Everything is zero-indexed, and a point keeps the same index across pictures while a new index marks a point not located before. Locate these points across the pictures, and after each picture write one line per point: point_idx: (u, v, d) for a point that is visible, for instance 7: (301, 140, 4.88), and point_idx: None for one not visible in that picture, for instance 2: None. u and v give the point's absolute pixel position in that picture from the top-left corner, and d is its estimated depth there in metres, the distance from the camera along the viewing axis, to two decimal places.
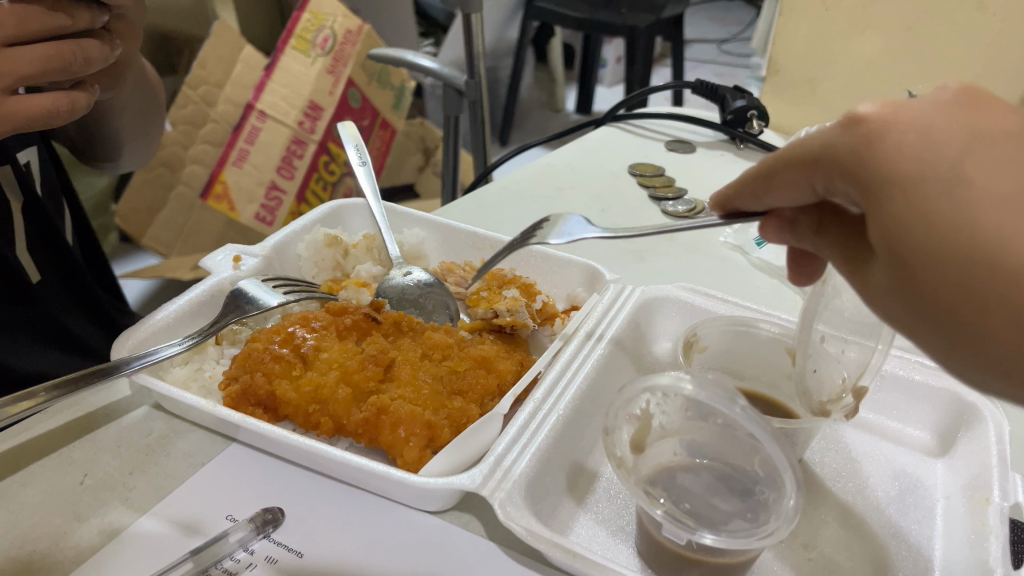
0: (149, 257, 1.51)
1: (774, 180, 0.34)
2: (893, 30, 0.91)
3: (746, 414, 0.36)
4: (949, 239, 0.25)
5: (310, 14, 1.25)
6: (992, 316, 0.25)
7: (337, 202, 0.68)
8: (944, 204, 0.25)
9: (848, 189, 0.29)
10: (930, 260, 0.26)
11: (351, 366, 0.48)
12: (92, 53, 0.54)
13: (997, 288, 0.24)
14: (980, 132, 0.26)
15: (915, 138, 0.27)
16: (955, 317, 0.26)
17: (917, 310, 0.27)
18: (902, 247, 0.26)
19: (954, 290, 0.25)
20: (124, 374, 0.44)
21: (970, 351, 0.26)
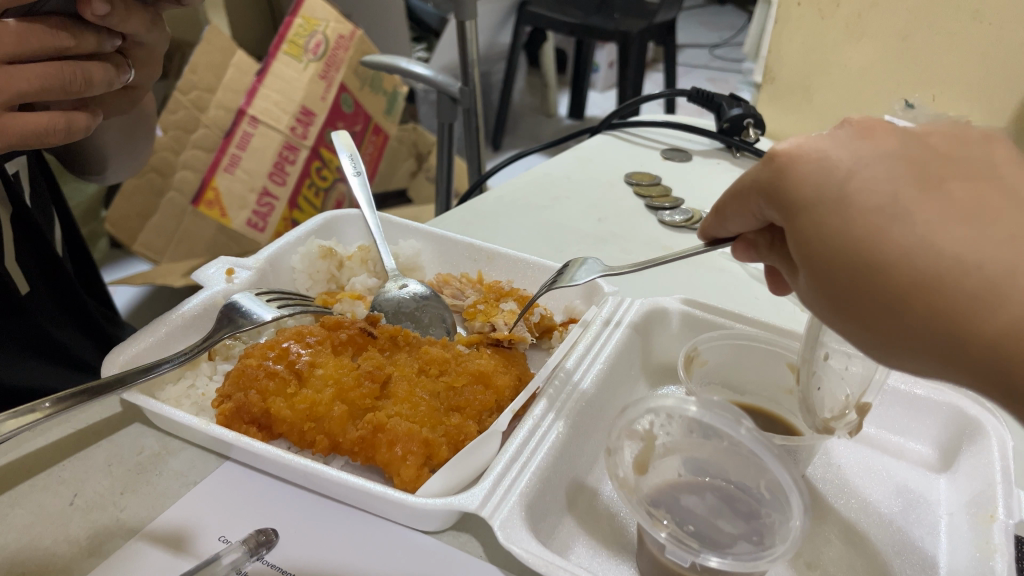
0: (139, 264, 1.49)
1: (725, 212, 0.39)
2: (887, 38, 0.91)
3: (752, 436, 0.35)
4: (838, 248, 0.31)
5: (302, 19, 1.25)
6: (874, 303, 0.30)
7: (331, 212, 0.67)
8: (835, 219, 0.31)
9: (770, 212, 0.35)
10: (832, 265, 0.31)
11: (346, 383, 0.47)
12: (93, 74, 0.54)
13: (875, 283, 0.30)
14: (866, 153, 0.32)
15: (816, 167, 0.32)
16: (862, 308, 0.31)
17: (836, 307, 0.32)
18: (815, 258, 0.32)
19: (844, 286, 0.31)
20: (121, 389, 0.43)
21: (866, 333, 0.31)
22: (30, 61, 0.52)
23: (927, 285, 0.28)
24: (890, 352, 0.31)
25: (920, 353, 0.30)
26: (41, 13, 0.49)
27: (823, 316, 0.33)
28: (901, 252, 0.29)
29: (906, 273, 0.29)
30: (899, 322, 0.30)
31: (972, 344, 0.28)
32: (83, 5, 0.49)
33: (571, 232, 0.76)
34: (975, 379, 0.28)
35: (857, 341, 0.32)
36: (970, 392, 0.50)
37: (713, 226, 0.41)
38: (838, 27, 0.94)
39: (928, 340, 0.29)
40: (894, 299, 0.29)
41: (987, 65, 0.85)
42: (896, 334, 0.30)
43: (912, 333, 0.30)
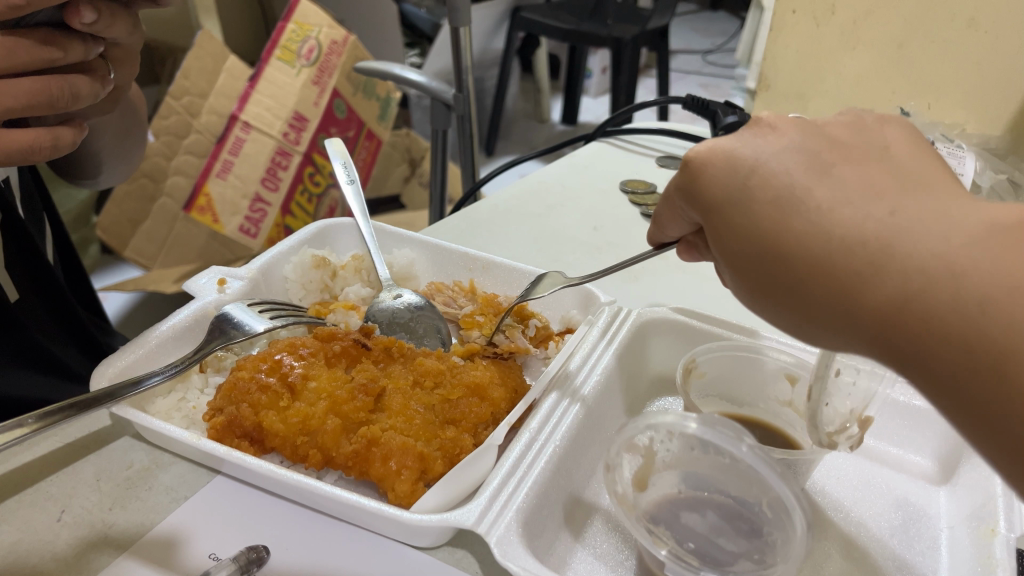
0: (130, 270, 1.48)
1: (660, 221, 0.42)
2: (882, 47, 0.90)
3: (753, 453, 0.35)
4: (751, 241, 0.35)
5: (294, 24, 1.24)
6: (784, 285, 0.34)
7: (325, 221, 0.66)
8: (745, 216, 0.35)
9: (692, 212, 0.38)
10: (749, 256, 0.35)
11: (340, 396, 0.46)
12: (80, 88, 0.54)
13: (783, 268, 0.34)
14: (766, 150, 0.36)
15: (724, 168, 0.36)
16: (780, 293, 0.34)
17: (755, 293, 0.36)
18: (735, 250, 0.35)
19: (761, 273, 0.35)
20: (109, 403, 0.42)
21: (781, 313, 0.35)
22: (16, 77, 0.51)
23: (822, 263, 0.32)
24: (803, 330, 0.34)
25: (828, 329, 0.33)
26: (29, 25, 0.49)
27: (743, 301, 0.37)
28: (799, 239, 0.33)
29: (806, 255, 0.33)
30: (808, 302, 0.33)
31: (865, 313, 0.32)
32: (72, 14, 0.49)
33: (567, 239, 0.75)
34: (872, 344, 0.32)
35: (774, 319, 0.36)
36: None
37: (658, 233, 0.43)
38: (833, 35, 0.94)
39: (833, 317, 0.33)
40: (798, 281, 0.33)
41: (983, 74, 0.85)
42: (805, 310, 0.34)
43: (819, 311, 0.33)
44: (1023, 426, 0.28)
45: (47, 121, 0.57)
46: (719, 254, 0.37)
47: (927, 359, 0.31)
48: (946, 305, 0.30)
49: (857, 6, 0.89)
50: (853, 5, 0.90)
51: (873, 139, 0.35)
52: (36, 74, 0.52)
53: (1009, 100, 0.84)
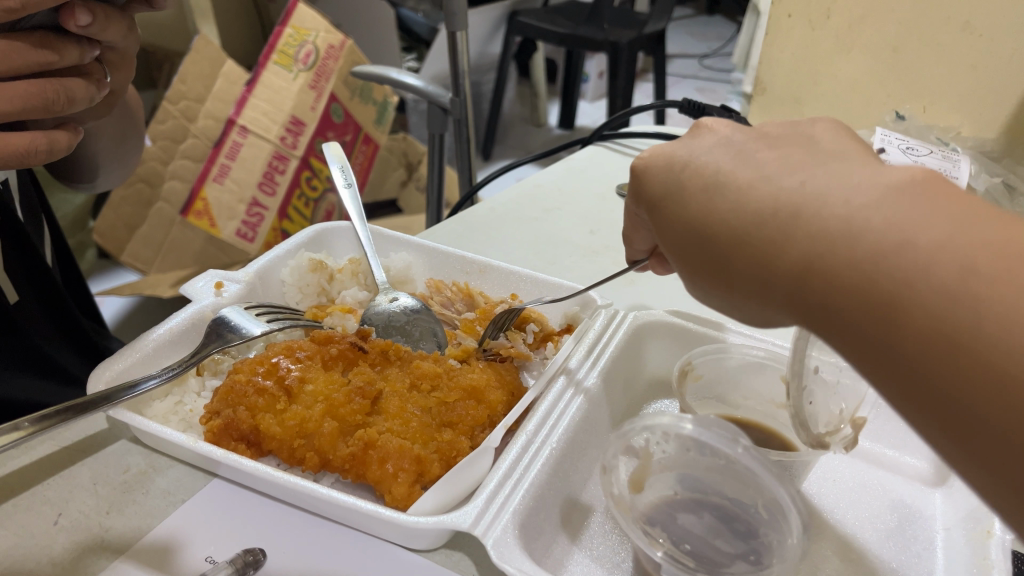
0: (127, 274, 1.48)
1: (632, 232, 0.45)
2: (878, 52, 0.91)
3: (749, 455, 0.35)
4: (685, 223, 0.36)
5: (292, 29, 1.26)
6: (714, 264, 0.35)
7: (322, 224, 0.66)
8: (679, 204, 0.37)
9: (643, 210, 0.41)
10: (684, 237, 0.36)
11: (337, 399, 0.46)
12: (75, 92, 0.54)
13: (711, 246, 0.35)
14: (703, 146, 0.38)
15: (666, 163, 0.38)
16: (711, 272, 0.35)
17: (695, 276, 0.36)
18: (676, 235, 0.37)
19: (699, 256, 0.36)
20: (106, 407, 0.42)
21: (718, 294, 0.35)
22: (11, 81, 0.51)
23: (742, 234, 0.33)
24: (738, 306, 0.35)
25: (756, 301, 0.33)
26: (23, 29, 0.49)
27: (685, 284, 0.38)
28: (722, 216, 0.34)
29: (728, 229, 0.34)
30: (738, 279, 0.34)
31: (780, 278, 0.31)
32: (67, 16, 0.49)
33: (564, 243, 0.76)
34: (792, 309, 0.32)
35: (711, 300, 0.36)
36: None
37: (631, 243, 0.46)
38: (829, 39, 0.94)
39: (760, 290, 0.33)
40: (724, 257, 0.34)
41: (978, 78, 0.85)
42: (733, 284, 0.34)
43: (745, 284, 0.34)
44: (924, 369, 0.27)
45: (44, 124, 0.57)
46: (666, 244, 0.38)
47: (834, 315, 0.30)
48: (842, 263, 0.29)
49: (852, 10, 0.90)
50: (848, 9, 0.90)
51: (868, 145, 0.35)
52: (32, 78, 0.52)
53: (1003, 103, 0.84)
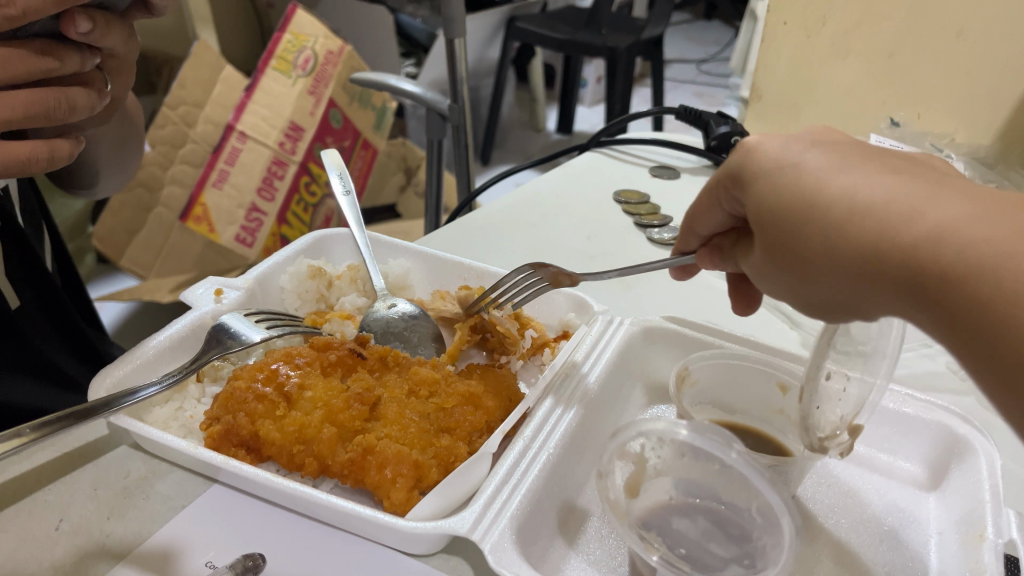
0: (126, 280, 1.48)
1: (696, 219, 0.43)
2: (872, 59, 0.91)
3: (742, 459, 0.37)
4: (782, 202, 0.34)
5: (290, 35, 1.26)
6: (773, 253, 0.35)
7: (320, 231, 0.67)
8: (781, 181, 0.35)
9: (729, 192, 0.39)
10: (778, 215, 0.34)
11: (336, 405, 0.47)
12: (77, 100, 0.54)
13: (809, 226, 0.33)
14: (803, 143, 0.36)
15: (769, 147, 0.37)
16: (803, 254, 0.34)
17: (782, 259, 0.35)
18: (767, 215, 0.35)
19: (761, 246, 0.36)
20: (106, 413, 0.42)
21: (779, 283, 0.36)
22: (13, 89, 0.51)
23: (795, 223, 0.33)
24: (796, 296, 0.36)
25: (848, 285, 0.32)
26: (25, 36, 0.49)
27: (773, 271, 0.36)
28: (832, 195, 0.32)
29: (781, 216, 0.34)
30: (794, 268, 0.34)
31: (834, 266, 0.32)
32: (67, 24, 0.50)
33: (560, 249, 0.76)
34: (849, 298, 0.32)
35: (794, 287, 0.35)
36: (958, 412, 0.51)
37: (685, 240, 0.46)
38: (824, 46, 0.95)
39: (812, 279, 0.34)
40: (823, 239, 0.32)
41: (969, 85, 0.86)
42: (829, 267, 0.32)
43: (839, 267, 0.32)
44: None
45: (45, 134, 0.58)
46: (754, 226, 0.36)
47: (892, 299, 0.31)
48: (966, 251, 0.28)
49: (846, 17, 0.90)
50: (842, 17, 0.91)
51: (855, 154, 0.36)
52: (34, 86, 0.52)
53: (997, 108, 0.85)
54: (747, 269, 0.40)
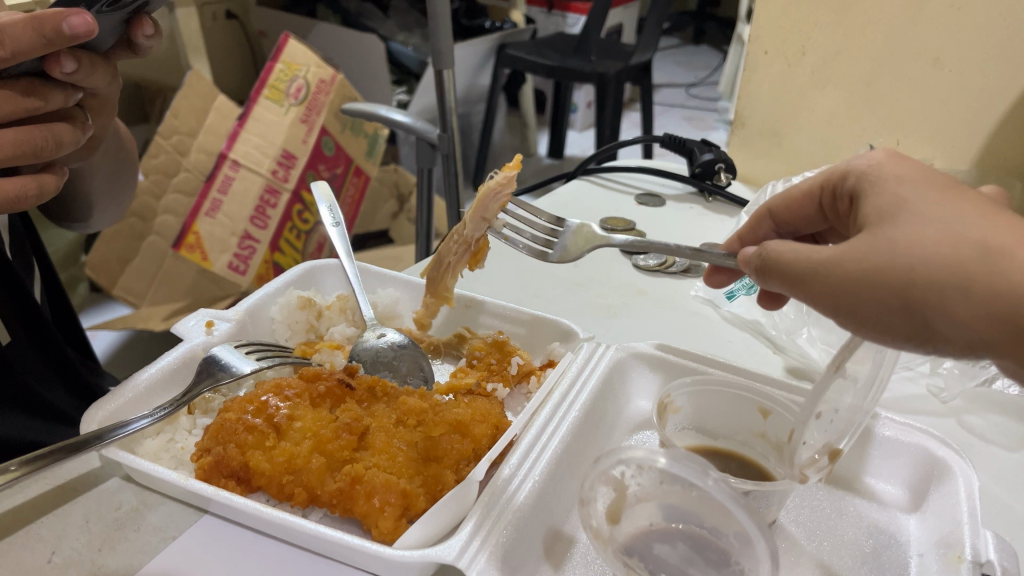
0: (119, 308, 1.49)
1: (794, 202, 0.48)
2: (850, 87, 0.93)
3: (718, 487, 0.36)
4: (917, 227, 0.33)
5: (282, 64, 1.29)
6: (868, 271, 0.33)
7: (311, 262, 0.68)
8: (927, 207, 0.34)
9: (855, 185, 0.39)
10: (909, 236, 0.33)
11: (324, 435, 0.48)
12: (63, 136, 0.56)
13: (943, 257, 0.32)
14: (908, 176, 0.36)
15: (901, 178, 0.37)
16: (918, 282, 0.32)
17: (883, 278, 0.33)
18: (889, 234, 0.34)
19: (853, 267, 0.34)
20: (97, 447, 0.43)
21: (860, 311, 0.34)
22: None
23: (924, 246, 0.32)
24: (886, 326, 0.33)
25: (972, 329, 0.31)
26: (10, 77, 0.51)
27: (858, 285, 0.33)
28: (979, 239, 0.32)
29: (908, 232, 0.33)
30: (901, 294, 0.32)
31: (971, 299, 0.31)
32: (52, 63, 0.51)
33: (548, 276, 0.77)
34: (972, 334, 0.31)
35: (876, 305, 0.33)
36: (936, 433, 0.52)
37: (758, 225, 0.52)
38: (804, 74, 0.96)
39: (926, 308, 0.32)
40: (965, 277, 0.31)
41: (949, 112, 0.86)
42: (953, 305, 0.31)
43: (969, 304, 0.31)
44: None
45: (29, 171, 0.59)
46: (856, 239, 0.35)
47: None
48: None
49: (825, 47, 0.92)
50: (821, 46, 0.93)
51: None
52: (20, 125, 0.53)
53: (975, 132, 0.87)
54: (799, 259, 0.36)
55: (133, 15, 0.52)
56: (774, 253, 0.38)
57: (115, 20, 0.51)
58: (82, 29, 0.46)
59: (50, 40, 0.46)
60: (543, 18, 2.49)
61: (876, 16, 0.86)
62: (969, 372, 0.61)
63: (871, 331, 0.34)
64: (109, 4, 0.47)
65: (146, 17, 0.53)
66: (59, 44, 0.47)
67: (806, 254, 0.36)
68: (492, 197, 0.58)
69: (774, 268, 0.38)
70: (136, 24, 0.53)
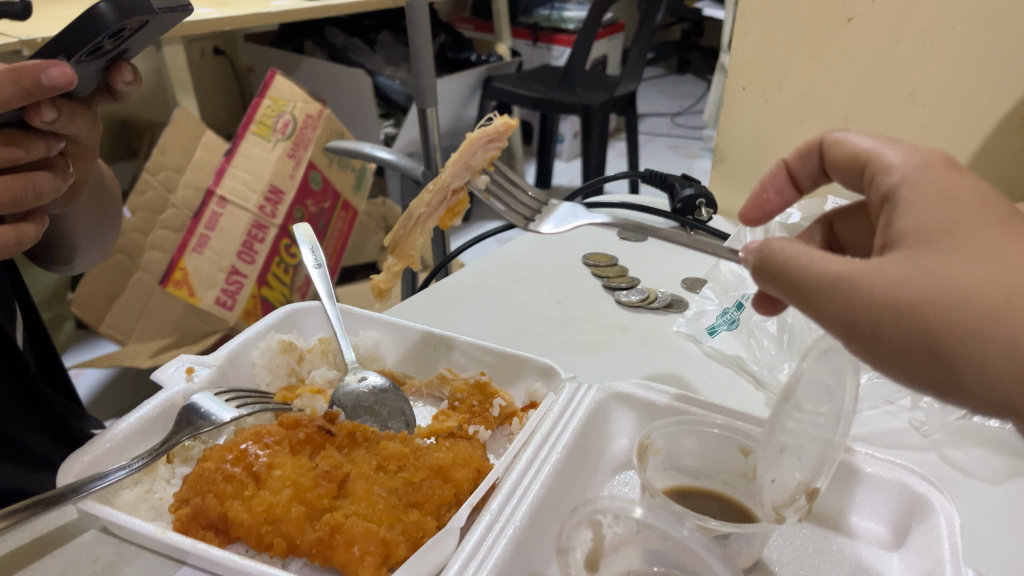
0: (104, 346, 1.48)
1: (841, 165, 0.41)
2: (829, 121, 0.93)
3: (693, 536, 0.40)
4: (962, 262, 0.30)
5: (270, 100, 1.29)
6: (899, 303, 0.31)
7: (292, 305, 0.68)
8: (981, 240, 0.31)
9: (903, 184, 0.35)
10: (952, 271, 0.30)
11: (303, 483, 0.47)
12: (43, 185, 0.56)
13: (991, 305, 0.29)
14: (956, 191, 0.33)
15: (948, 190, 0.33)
16: (954, 328, 0.29)
17: (917, 314, 0.30)
18: (931, 264, 0.31)
19: (882, 292, 0.31)
20: (72, 500, 0.43)
21: (876, 342, 0.31)
22: None
23: (968, 288, 0.30)
24: (904, 359, 0.31)
25: (1002, 390, 0.29)
26: None
27: (884, 316, 0.31)
28: None
29: (953, 268, 0.30)
30: (930, 334, 0.30)
31: (1009, 359, 0.29)
32: (32, 113, 0.51)
33: (532, 314, 0.77)
34: (1002, 396, 0.29)
35: (898, 342, 0.31)
36: (916, 469, 0.52)
37: (807, 158, 0.45)
38: (781, 110, 0.97)
39: (957, 353, 0.30)
40: (1010, 331, 0.29)
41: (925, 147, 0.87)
42: (990, 361, 0.29)
43: (1008, 363, 0.29)
44: None
45: (9, 219, 0.59)
46: (891, 262, 0.32)
47: None
48: None
49: (802, 82, 0.93)
50: (798, 82, 0.94)
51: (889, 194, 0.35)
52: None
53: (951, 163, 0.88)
54: (814, 268, 0.33)
55: (112, 61, 0.52)
56: (787, 255, 0.35)
57: (95, 68, 0.51)
58: (61, 80, 0.46)
59: (28, 90, 0.46)
60: (529, 50, 2.53)
61: (852, 52, 0.88)
62: (949, 407, 0.61)
63: (884, 361, 0.32)
64: (88, 54, 0.48)
65: (126, 63, 0.54)
66: (37, 95, 0.47)
67: (824, 264, 0.33)
68: (480, 145, 0.66)
69: (782, 271, 0.35)
70: (116, 69, 0.53)
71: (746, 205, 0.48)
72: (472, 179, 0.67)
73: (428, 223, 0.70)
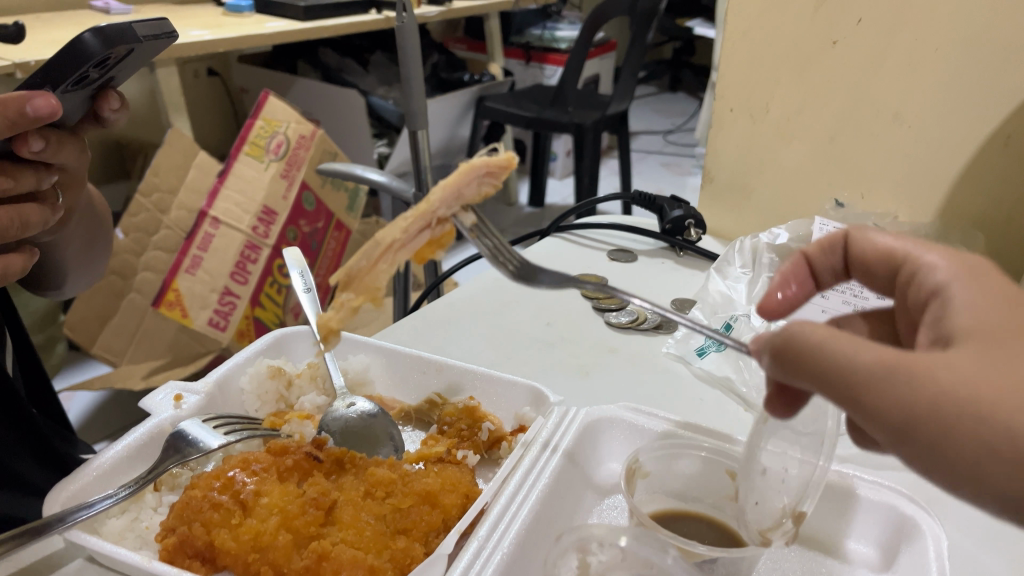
0: (96, 368, 1.47)
1: (871, 261, 0.43)
2: (816, 141, 0.94)
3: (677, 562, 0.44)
4: None
5: (262, 121, 1.30)
6: (968, 404, 0.28)
7: (282, 330, 0.68)
8: None
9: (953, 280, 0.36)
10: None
11: (291, 511, 0.47)
12: (30, 216, 0.56)
13: None
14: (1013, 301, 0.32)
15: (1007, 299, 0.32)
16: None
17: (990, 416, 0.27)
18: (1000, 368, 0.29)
19: (953, 389, 0.28)
20: (57, 530, 0.43)
21: (943, 448, 0.28)
22: None
23: None
24: (976, 471, 0.28)
25: None
26: None
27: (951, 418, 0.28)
28: None
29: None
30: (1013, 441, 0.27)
31: None
32: (20, 143, 0.52)
33: (522, 336, 0.77)
34: None
35: (968, 446, 0.28)
36: (905, 490, 0.52)
37: (831, 251, 0.46)
38: (769, 129, 0.98)
39: None
40: None
41: (912, 167, 0.88)
42: None
43: None
44: None
45: None
46: (952, 363, 0.29)
47: None
48: None
49: (789, 103, 0.94)
50: (785, 102, 0.95)
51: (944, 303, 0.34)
52: None
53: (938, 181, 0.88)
54: (861, 365, 0.30)
55: (99, 89, 0.53)
56: (821, 340, 0.32)
57: (82, 96, 0.52)
58: (44, 110, 0.46)
59: (14, 121, 0.47)
60: (521, 70, 2.55)
61: (837, 73, 0.89)
62: None
63: (948, 472, 0.28)
64: (74, 83, 0.48)
65: (112, 90, 0.54)
66: (23, 125, 0.47)
67: (872, 359, 0.30)
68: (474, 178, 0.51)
69: (817, 359, 0.32)
70: (102, 97, 0.54)
71: (769, 299, 0.46)
72: (459, 212, 0.52)
73: (402, 257, 0.52)
